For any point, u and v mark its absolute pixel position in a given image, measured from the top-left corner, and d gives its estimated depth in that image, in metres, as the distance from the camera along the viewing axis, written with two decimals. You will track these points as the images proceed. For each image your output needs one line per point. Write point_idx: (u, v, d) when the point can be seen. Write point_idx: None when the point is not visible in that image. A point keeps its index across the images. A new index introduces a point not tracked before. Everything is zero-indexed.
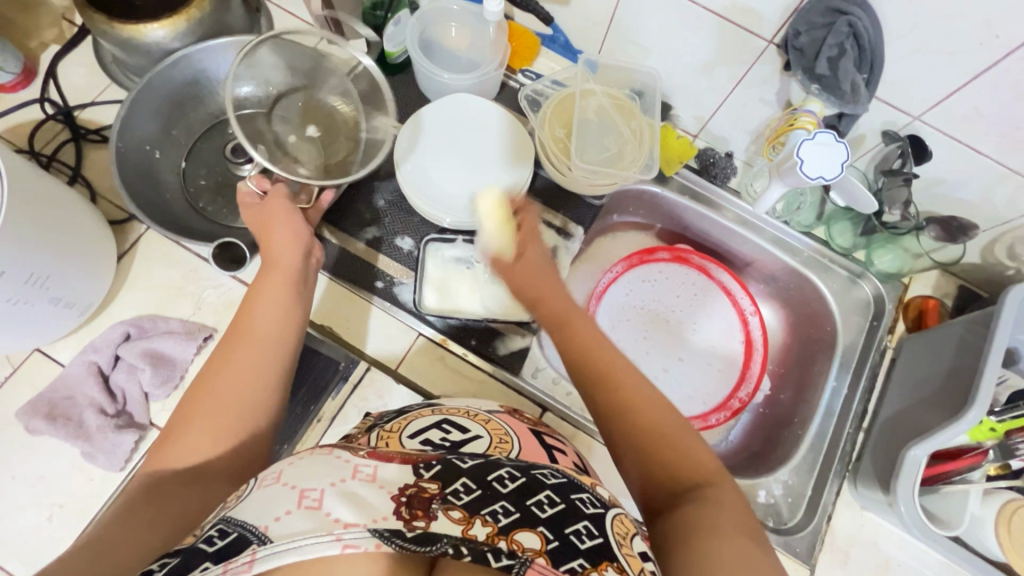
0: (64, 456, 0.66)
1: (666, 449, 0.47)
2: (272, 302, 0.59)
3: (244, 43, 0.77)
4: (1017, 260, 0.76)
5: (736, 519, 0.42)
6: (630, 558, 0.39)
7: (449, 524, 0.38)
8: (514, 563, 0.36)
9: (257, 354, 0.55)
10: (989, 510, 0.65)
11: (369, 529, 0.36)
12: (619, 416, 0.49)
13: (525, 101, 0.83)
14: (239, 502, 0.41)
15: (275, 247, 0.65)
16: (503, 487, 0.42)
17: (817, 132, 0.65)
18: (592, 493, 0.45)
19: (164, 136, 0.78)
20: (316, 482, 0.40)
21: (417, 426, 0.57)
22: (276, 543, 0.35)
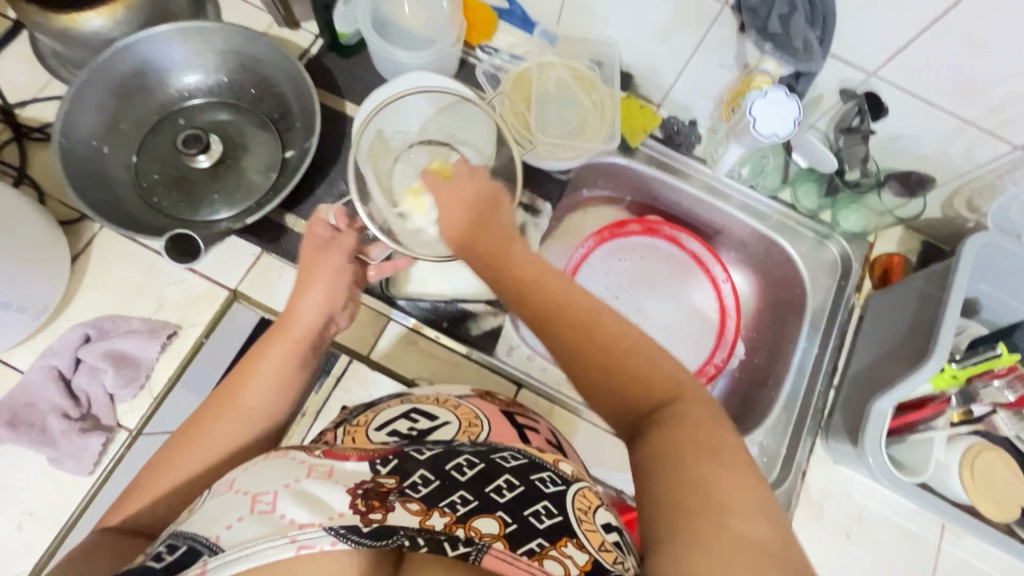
0: (30, 463, 0.65)
1: (636, 378, 0.45)
2: (277, 374, 0.58)
3: (187, 29, 0.75)
4: (976, 212, 0.77)
5: (714, 442, 0.40)
6: (590, 533, 0.40)
7: (406, 515, 0.38)
8: (470, 550, 0.37)
9: (247, 424, 0.55)
10: (954, 455, 0.67)
11: (323, 527, 0.36)
12: (582, 358, 0.46)
13: (485, 76, 0.84)
14: (191, 514, 0.41)
15: (301, 307, 0.62)
16: (461, 475, 0.43)
17: (769, 89, 0.66)
18: (555, 470, 0.46)
19: (111, 132, 0.75)
20: (269, 485, 0.40)
21: (385, 417, 0.56)
22: (227, 552, 0.35)
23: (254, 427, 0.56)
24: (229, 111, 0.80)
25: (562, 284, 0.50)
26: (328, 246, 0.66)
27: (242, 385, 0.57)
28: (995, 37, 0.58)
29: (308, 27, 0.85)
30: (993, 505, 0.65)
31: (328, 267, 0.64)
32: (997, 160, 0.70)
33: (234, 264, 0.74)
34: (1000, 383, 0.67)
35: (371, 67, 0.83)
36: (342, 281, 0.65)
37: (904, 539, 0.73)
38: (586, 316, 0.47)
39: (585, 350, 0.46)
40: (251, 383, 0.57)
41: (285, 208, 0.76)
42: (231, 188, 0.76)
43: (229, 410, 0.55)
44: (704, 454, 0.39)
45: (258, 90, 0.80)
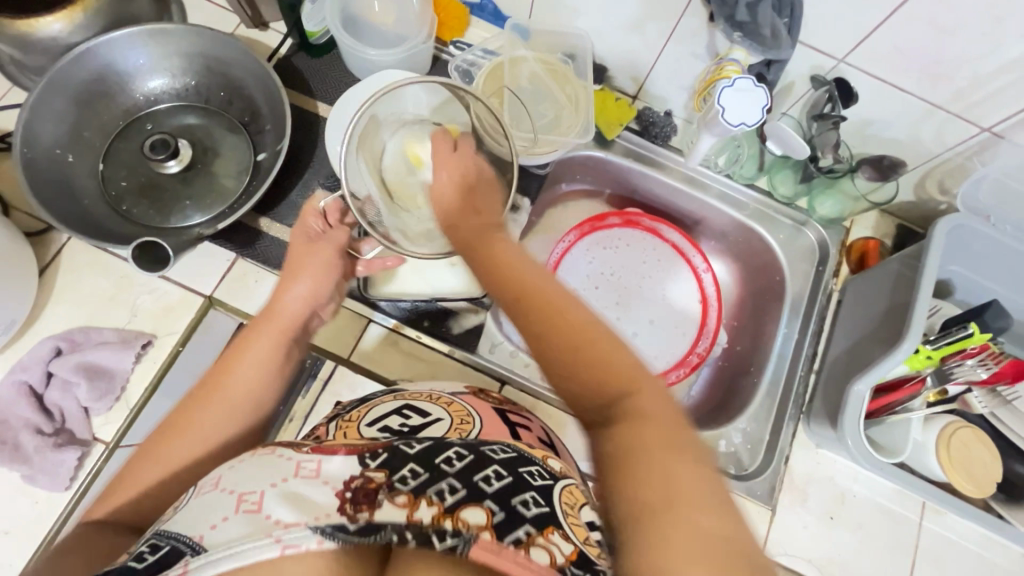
0: (4, 481, 0.63)
1: (587, 364, 0.42)
2: (263, 363, 0.57)
3: (149, 32, 0.73)
4: (948, 194, 0.78)
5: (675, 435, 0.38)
6: (575, 527, 0.41)
7: (393, 510, 0.37)
8: (458, 542, 0.36)
9: (230, 415, 0.54)
10: (930, 434, 0.69)
11: (309, 527, 0.36)
12: (545, 348, 0.43)
13: (457, 73, 0.81)
14: (176, 513, 0.40)
15: (287, 298, 0.62)
16: (450, 466, 0.42)
17: (736, 78, 0.66)
18: (542, 465, 0.47)
19: (76, 140, 0.74)
20: (256, 484, 0.40)
21: (377, 412, 0.55)
22: (211, 552, 0.35)
23: (239, 418, 0.55)
24: (198, 115, 0.78)
25: (530, 269, 0.47)
26: (316, 239, 0.66)
27: (227, 375, 0.56)
28: (959, 20, 0.58)
29: (277, 28, 0.84)
30: (968, 483, 0.66)
31: (316, 258, 0.64)
32: (967, 142, 0.71)
33: (209, 271, 0.72)
34: (973, 361, 0.67)
35: (343, 66, 0.82)
36: (330, 273, 0.65)
37: (887, 518, 0.74)
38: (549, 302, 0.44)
39: (551, 337, 0.43)
40: (238, 373, 0.56)
41: (259, 211, 0.74)
42: (202, 194, 0.75)
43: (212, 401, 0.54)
44: (670, 451, 0.37)
45: (226, 92, 0.78)
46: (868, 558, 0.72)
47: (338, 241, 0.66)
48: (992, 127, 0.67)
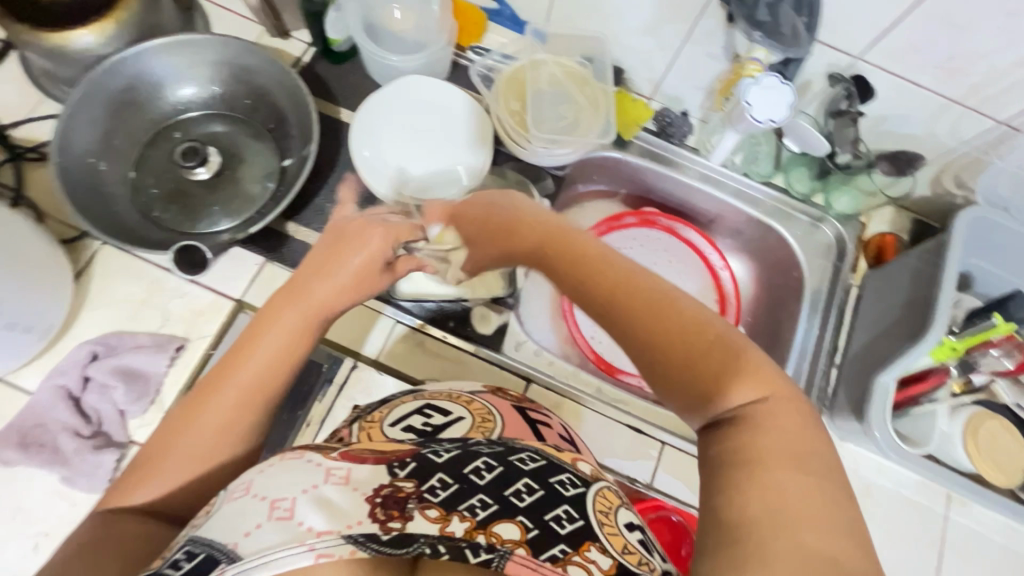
0: (44, 483, 0.64)
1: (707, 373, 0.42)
2: (283, 349, 0.52)
3: (177, 42, 0.74)
4: (965, 187, 0.79)
5: (794, 444, 0.38)
6: (612, 537, 0.41)
7: (425, 523, 0.38)
8: (493, 557, 0.37)
9: (252, 402, 0.50)
10: (956, 425, 0.69)
11: (343, 536, 0.36)
12: (661, 355, 0.43)
13: (478, 78, 0.83)
14: (208, 519, 0.40)
15: (319, 287, 0.55)
16: (480, 478, 0.42)
17: (761, 76, 0.68)
18: (574, 471, 0.46)
19: (107, 148, 0.75)
20: (287, 490, 0.39)
21: (398, 413, 0.56)
22: (244, 560, 0.35)
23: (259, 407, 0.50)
24: (225, 123, 0.80)
25: (625, 267, 0.48)
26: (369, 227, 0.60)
27: (247, 360, 0.51)
28: (977, 16, 0.59)
29: (299, 36, 0.86)
30: (994, 471, 0.67)
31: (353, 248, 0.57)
32: (983, 135, 0.72)
33: (238, 275, 0.74)
34: (999, 351, 0.67)
35: (364, 73, 0.84)
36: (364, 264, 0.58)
37: (912, 510, 0.75)
38: (667, 299, 0.45)
39: (673, 337, 0.43)
40: (257, 358, 0.51)
41: (285, 216, 0.76)
42: (230, 200, 0.76)
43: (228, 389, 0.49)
44: (789, 463, 0.37)
45: (252, 100, 0.80)
46: (895, 551, 0.73)
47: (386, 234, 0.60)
48: (1008, 121, 0.68)
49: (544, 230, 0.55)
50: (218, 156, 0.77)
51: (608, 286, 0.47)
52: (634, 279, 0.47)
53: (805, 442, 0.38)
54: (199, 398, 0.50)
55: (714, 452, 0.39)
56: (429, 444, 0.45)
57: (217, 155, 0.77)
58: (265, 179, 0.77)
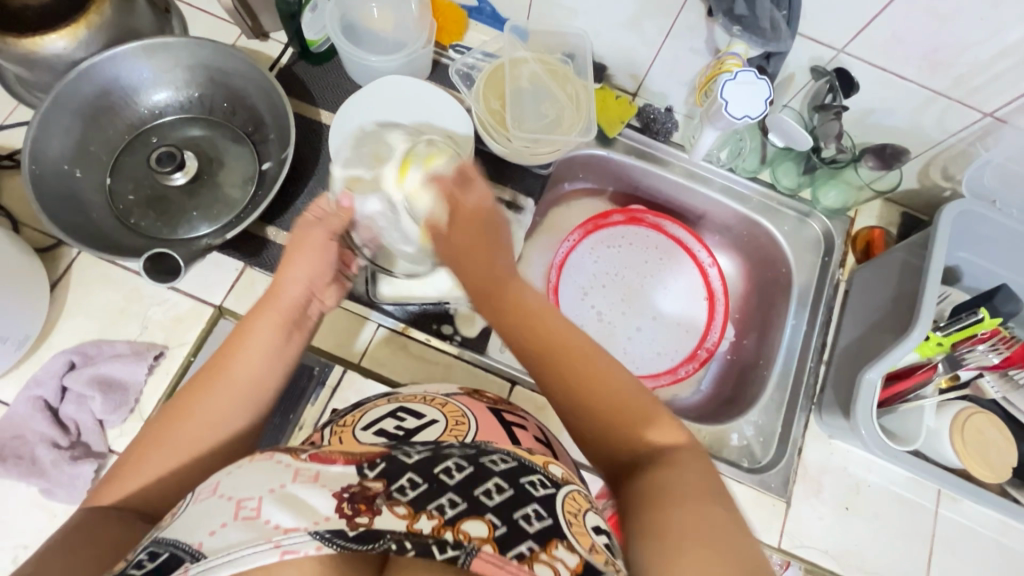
0: (22, 495, 0.64)
1: (621, 424, 0.47)
2: (270, 348, 0.55)
3: (151, 46, 0.73)
4: (952, 180, 0.78)
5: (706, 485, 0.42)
6: (580, 536, 0.39)
7: (393, 520, 0.37)
8: (459, 554, 0.36)
9: (237, 400, 0.52)
10: (944, 420, 0.68)
11: (309, 532, 0.36)
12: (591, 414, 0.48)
13: (458, 76, 0.82)
14: (174, 519, 0.40)
15: (288, 281, 0.59)
16: (450, 478, 0.42)
17: (738, 72, 0.67)
18: (544, 473, 0.45)
19: (82, 154, 0.74)
20: (253, 489, 0.39)
21: (371, 416, 0.55)
22: (208, 559, 0.35)
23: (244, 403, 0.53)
24: (203, 127, 0.79)
25: (559, 321, 0.52)
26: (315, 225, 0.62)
27: (232, 359, 0.54)
28: (958, 7, 0.58)
29: (277, 37, 0.84)
30: (984, 467, 0.66)
31: (315, 238, 0.61)
32: (969, 127, 0.71)
33: (218, 280, 0.73)
34: (984, 347, 0.67)
35: (343, 74, 0.83)
36: (328, 257, 0.62)
37: (902, 507, 0.74)
38: (591, 359, 0.49)
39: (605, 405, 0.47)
40: (243, 357, 0.54)
41: (265, 220, 0.75)
42: (209, 204, 0.75)
43: (213, 390, 0.52)
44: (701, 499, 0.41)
45: (229, 103, 0.79)
46: (885, 549, 0.72)
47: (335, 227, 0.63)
48: (994, 112, 0.67)
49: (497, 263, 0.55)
50: (196, 161, 0.76)
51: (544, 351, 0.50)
52: (561, 345, 0.50)
53: (708, 477, 0.43)
54: (187, 394, 0.53)
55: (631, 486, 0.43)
56: (401, 447, 0.45)
57: (195, 160, 0.76)
58: (244, 183, 0.77)
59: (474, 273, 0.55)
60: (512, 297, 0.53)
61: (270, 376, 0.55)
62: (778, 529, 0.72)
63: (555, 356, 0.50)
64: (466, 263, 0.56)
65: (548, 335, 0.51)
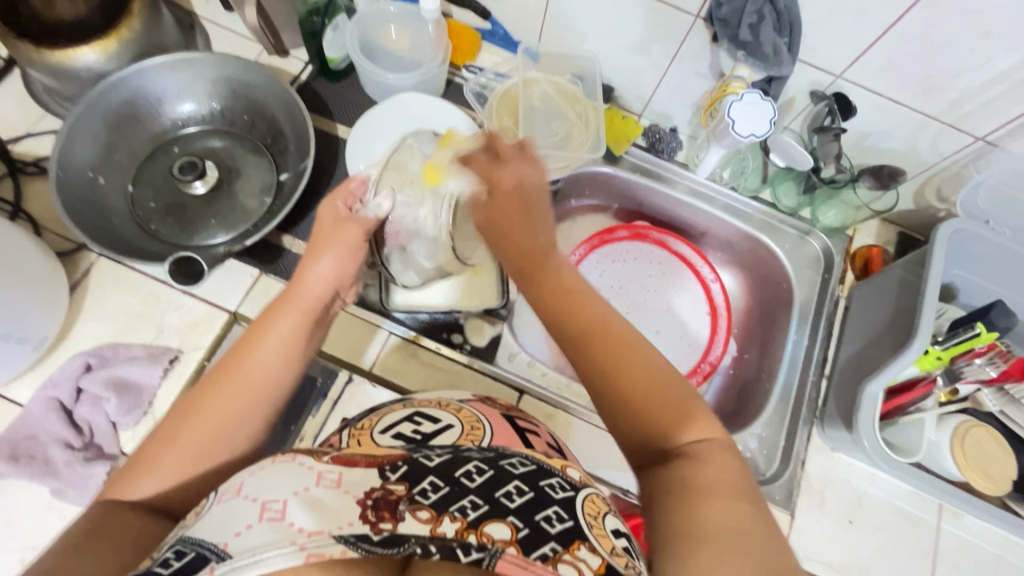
0: (33, 495, 0.64)
1: (665, 414, 0.47)
2: (287, 344, 0.56)
3: (177, 59, 0.76)
4: (946, 201, 0.81)
5: (734, 480, 0.42)
6: (602, 538, 0.41)
7: (416, 525, 0.38)
8: (484, 556, 0.36)
9: (253, 398, 0.52)
10: (943, 434, 0.69)
11: (333, 536, 0.36)
12: (612, 384, 0.48)
13: (472, 95, 0.86)
14: (198, 519, 0.40)
15: (310, 279, 0.61)
16: (471, 481, 0.43)
17: (744, 93, 0.70)
18: (563, 475, 0.46)
19: (106, 161, 0.76)
20: (278, 492, 0.40)
21: (388, 421, 0.56)
22: (235, 560, 0.35)
23: (261, 400, 0.53)
24: (223, 138, 0.81)
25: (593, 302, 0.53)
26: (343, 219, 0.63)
27: (250, 354, 0.54)
28: (950, 35, 0.62)
29: (297, 55, 0.88)
30: (983, 479, 0.68)
31: (344, 234, 0.62)
32: (962, 151, 0.74)
33: (234, 287, 0.74)
34: (982, 360, 0.69)
35: (360, 90, 0.86)
36: (353, 255, 0.63)
37: (904, 521, 0.75)
38: (620, 337, 0.50)
39: (639, 399, 0.47)
40: (261, 353, 0.54)
41: (281, 229, 0.77)
42: (226, 212, 0.77)
43: (229, 386, 0.52)
44: (728, 490, 0.41)
45: (250, 116, 0.81)
46: (887, 563, 0.73)
47: (364, 222, 0.63)
48: (985, 137, 0.70)
49: (521, 247, 0.57)
50: (217, 169, 0.79)
51: (573, 331, 0.51)
52: (593, 323, 0.51)
53: (744, 478, 0.43)
54: (202, 388, 0.53)
55: (662, 483, 0.43)
56: (421, 450, 0.46)
57: (216, 168, 0.79)
58: (262, 192, 0.79)
59: (511, 245, 0.57)
60: (551, 271, 0.55)
61: (287, 372, 0.55)
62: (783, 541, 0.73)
63: (590, 335, 0.51)
64: (508, 236, 0.57)
65: (584, 315, 0.52)
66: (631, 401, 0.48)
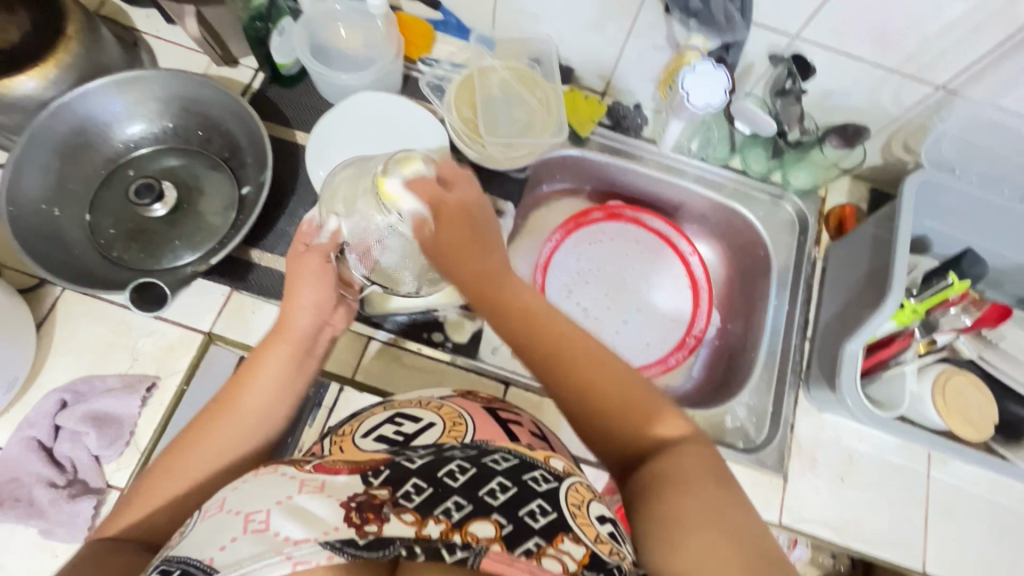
0: (22, 537, 0.63)
1: (625, 419, 0.50)
2: (278, 383, 0.56)
3: (121, 79, 0.73)
4: (914, 153, 0.81)
5: (702, 467, 0.45)
6: (585, 527, 0.41)
7: (402, 526, 0.38)
8: (469, 555, 0.37)
9: (245, 431, 0.53)
10: (925, 385, 0.70)
11: (319, 543, 0.36)
12: (588, 400, 0.50)
13: (429, 88, 0.84)
14: (182, 538, 0.40)
15: (297, 314, 0.59)
16: (454, 480, 0.42)
17: (697, 63, 0.69)
18: (546, 467, 0.46)
19: (60, 192, 0.74)
20: (261, 503, 0.39)
21: (369, 424, 0.56)
22: (222, 573, 0.35)
23: (253, 432, 0.53)
24: (179, 156, 0.80)
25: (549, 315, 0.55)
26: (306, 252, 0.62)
27: (244, 390, 0.54)
28: None
29: (247, 63, 0.85)
30: (966, 426, 0.68)
31: (309, 265, 0.61)
32: (924, 101, 0.73)
33: (206, 307, 0.73)
34: (957, 309, 0.69)
35: (316, 94, 0.84)
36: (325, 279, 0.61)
37: (894, 473, 0.76)
38: (582, 351, 0.52)
39: (607, 405, 0.50)
40: (253, 389, 0.54)
41: (248, 244, 0.75)
42: (190, 233, 0.76)
43: (229, 422, 0.53)
44: (703, 480, 0.44)
45: (205, 131, 0.79)
46: (880, 515, 0.74)
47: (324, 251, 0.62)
48: (945, 85, 0.70)
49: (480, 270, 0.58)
50: (177, 190, 0.77)
51: (544, 353, 0.53)
52: (560, 343, 0.53)
53: (706, 464, 0.46)
54: (198, 423, 0.53)
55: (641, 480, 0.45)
56: (403, 453, 0.45)
57: (175, 189, 0.77)
58: (225, 210, 0.77)
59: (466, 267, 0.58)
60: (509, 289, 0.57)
61: (278, 405, 0.55)
62: (777, 505, 0.73)
63: (556, 353, 0.52)
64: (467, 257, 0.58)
65: (546, 337, 0.53)
66: (599, 414, 0.50)
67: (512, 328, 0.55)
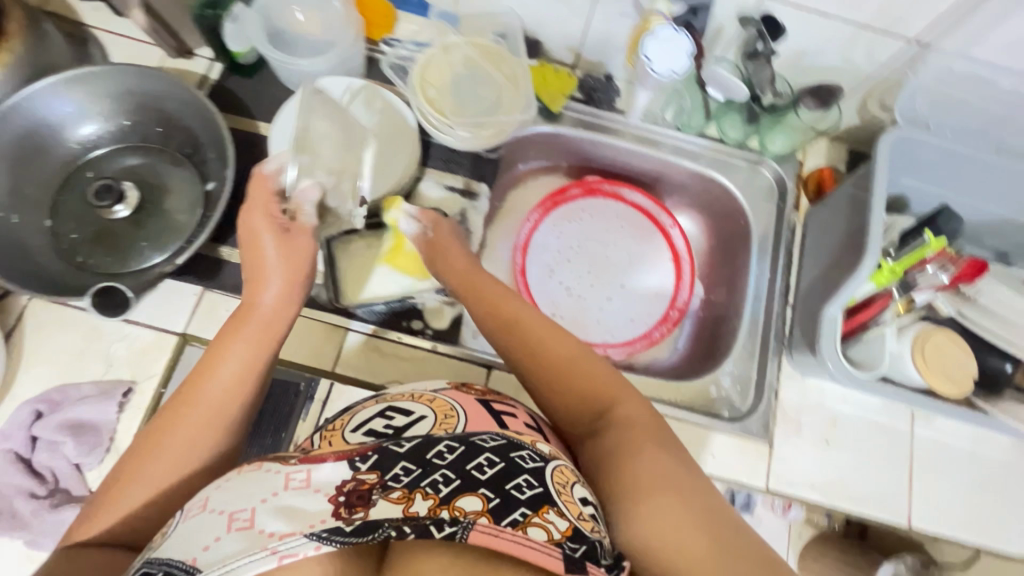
0: (7, 549, 0.63)
1: (587, 397, 0.52)
2: (246, 367, 0.54)
3: (70, 77, 0.71)
4: (890, 110, 0.80)
5: (658, 438, 0.48)
6: (570, 504, 0.41)
7: (389, 506, 0.37)
8: (457, 529, 0.36)
9: (214, 421, 0.51)
10: (905, 344, 0.70)
11: (306, 535, 0.35)
12: (555, 383, 0.53)
13: (390, 69, 0.83)
14: (164, 539, 0.39)
15: (262, 298, 0.59)
16: (442, 459, 0.41)
17: (658, 28, 0.67)
18: (533, 448, 0.45)
19: (16, 198, 0.72)
20: (245, 501, 0.39)
21: (360, 418, 0.55)
22: (206, 573, 0.34)
23: (222, 421, 0.51)
24: (139, 155, 0.77)
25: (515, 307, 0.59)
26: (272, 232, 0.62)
27: (209, 378, 0.52)
28: None
29: (203, 54, 0.82)
30: (945, 382, 0.69)
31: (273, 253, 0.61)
32: (898, 57, 0.72)
33: (179, 308, 0.72)
34: (934, 267, 0.68)
35: (277, 82, 0.81)
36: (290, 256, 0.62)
37: (878, 432, 0.76)
38: (547, 338, 0.56)
39: (571, 387, 0.52)
40: (219, 376, 0.52)
41: (217, 241, 0.74)
42: (157, 233, 0.74)
43: (194, 408, 0.51)
44: (656, 448, 0.46)
45: (163, 127, 0.77)
46: (865, 475, 0.75)
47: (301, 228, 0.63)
48: (918, 39, 0.69)
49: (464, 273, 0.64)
50: (138, 190, 0.75)
51: (515, 345, 0.56)
52: (529, 332, 0.56)
53: (661, 434, 0.49)
54: (164, 415, 0.51)
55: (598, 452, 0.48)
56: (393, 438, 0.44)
57: (136, 189, 0.75)
58: (190, 207, 0.75)
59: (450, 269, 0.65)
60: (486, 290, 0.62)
61: (244, 390, 0.53)
62: (764, 471, 0.74)
63: (525, 340, 0.56)
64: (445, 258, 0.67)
65: (516, 325, 0.57)
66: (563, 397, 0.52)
67: (486, 323, 0.59)
